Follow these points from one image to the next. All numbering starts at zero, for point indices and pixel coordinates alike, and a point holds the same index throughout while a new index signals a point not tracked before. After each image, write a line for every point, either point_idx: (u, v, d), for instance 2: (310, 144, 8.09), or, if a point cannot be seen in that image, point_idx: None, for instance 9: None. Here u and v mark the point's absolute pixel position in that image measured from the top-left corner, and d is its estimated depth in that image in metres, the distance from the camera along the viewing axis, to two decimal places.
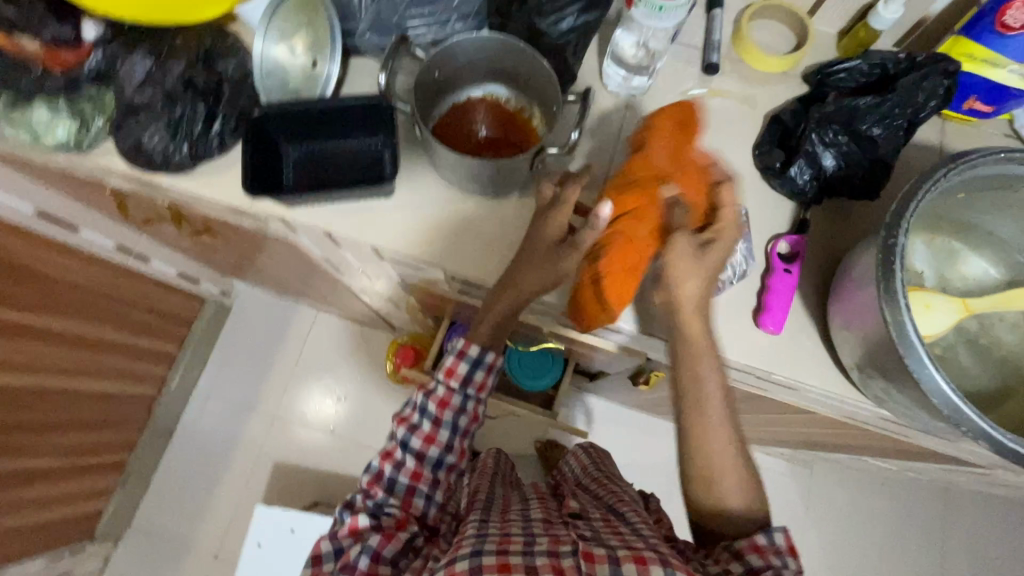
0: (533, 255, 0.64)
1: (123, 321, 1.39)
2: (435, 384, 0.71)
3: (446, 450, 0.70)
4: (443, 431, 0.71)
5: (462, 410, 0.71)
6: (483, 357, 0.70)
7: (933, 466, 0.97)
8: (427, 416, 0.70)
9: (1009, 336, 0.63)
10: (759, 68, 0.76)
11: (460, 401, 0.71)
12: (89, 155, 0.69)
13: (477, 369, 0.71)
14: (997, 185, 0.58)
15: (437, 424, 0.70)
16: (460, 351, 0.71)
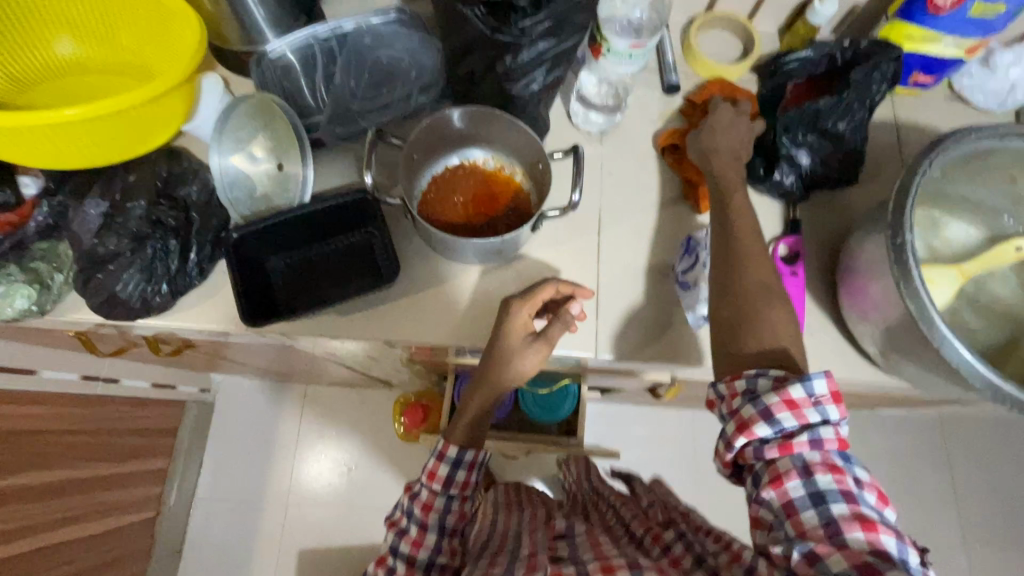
0: (505, 354, 0.62)
1: (105, 451, 1.29)
2: (417, 486, 0.62)
3: (437, 553, 0.61)
4: (430, 533, 0.61)
5: (448, 510, 0.62)
6: (467, 453, 0.62)
7: (945, 407, 1.02)
8: (412, 520, 0.61)
9: (1003, 289, 0.67)
10: (715, 79, 0.78)
11: (444, 503, 0.61)
12: (53, 315, 0.62)
13: (459, 468, 0.61)
14: (971, 159, 0.61)
15: (424, 527, 0.62)
16: (439, 453, 0.62)
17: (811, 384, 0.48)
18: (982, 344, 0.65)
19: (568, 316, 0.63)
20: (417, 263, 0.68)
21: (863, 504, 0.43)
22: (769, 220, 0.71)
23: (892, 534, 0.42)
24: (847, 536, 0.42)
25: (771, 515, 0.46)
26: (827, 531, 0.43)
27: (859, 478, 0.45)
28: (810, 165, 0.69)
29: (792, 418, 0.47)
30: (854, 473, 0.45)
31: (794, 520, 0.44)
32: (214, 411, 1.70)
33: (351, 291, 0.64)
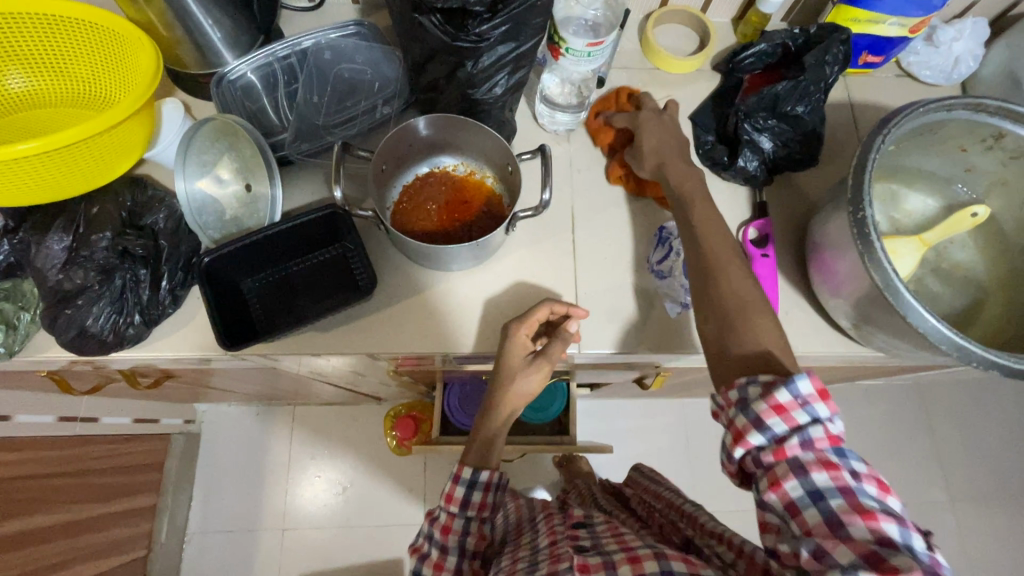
0: (509, 376, 0.65)
1: (88, 492, 1.25)
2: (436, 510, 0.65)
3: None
4: (458, 521, 0.63)
5: (466, 531, 0.64)
6: (482, 473, 0.64)
7: (921, 373, 1.05)
8: (433, 544, 0.63)
9: (962, 255, 0.70)
10: (674, 72, 0.79)
11: (462, 524, 0.63)
12: (22, 356, 0.61)
13: (475, 489, 0.64)
14: (922, 133, 0.63)
15: (445, 550, 0.63)
16: (454, 475, 0.64)
17: (795, 385, 0.46)
18: (948, 310, 0.67)
19: (567, 332, 0.65)
20: (395, 272, 0.68)
21: (863, 497, 0.41)
22: (737, 206, 0.73)
23: (893, 521, 0.40)
24: (849, 530, 0.40)
25: (778, 518, 0.44)
26: (830, 526, 0.41)
27: (856, 470, 0.43)
28: (773, 148, 0.71)
29: (781, 422, 0.45)
30: (852, 467, 0.43)
31: (799, 520, 0.42)
32: (201, 441, 1.67)
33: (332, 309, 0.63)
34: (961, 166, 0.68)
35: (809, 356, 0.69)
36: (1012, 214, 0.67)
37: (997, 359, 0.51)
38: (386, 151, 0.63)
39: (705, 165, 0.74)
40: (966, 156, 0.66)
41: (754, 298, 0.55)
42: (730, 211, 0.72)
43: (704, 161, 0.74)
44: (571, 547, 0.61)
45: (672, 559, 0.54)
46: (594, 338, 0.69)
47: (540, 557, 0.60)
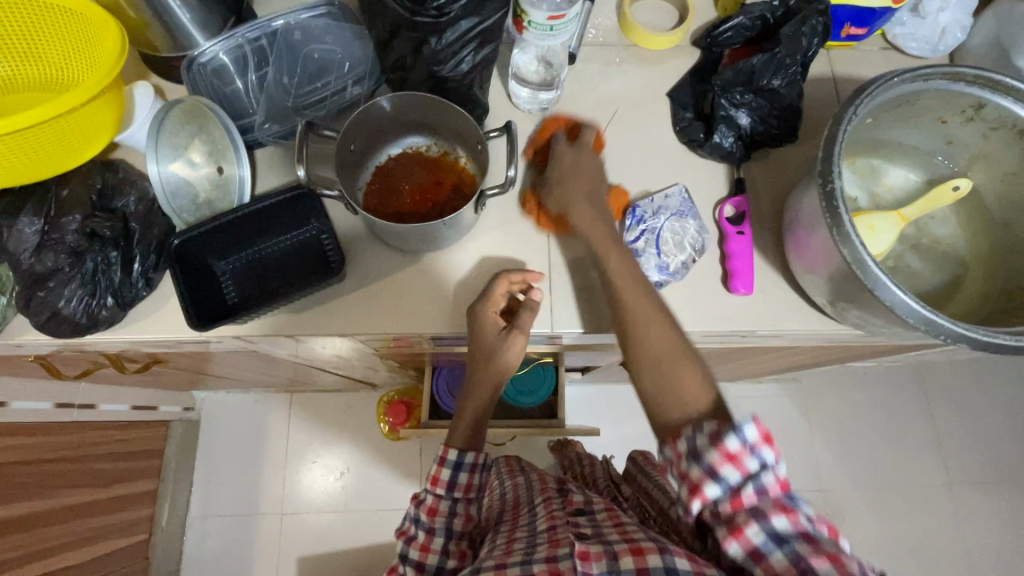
0: (483, 357, 0.66)
1: (87, 477, 1.27)
2: (423, 493, 0.67)
3: (445, 556, 0.64)
4: (444, 503, 0.66)
5: (453, 513, 0.65)
6: (467, 456, 0.67)
7: (911, 354, 1.04)
8: (420, 526, 0.65)
9: (943, 230, 0.68)
10: (653, 47, 0.78)
11: (449, 505, 0.65)
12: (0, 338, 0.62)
13: (461, 469, 0.67)
14: (900, 104, 0.62)
15: (431, 533, 0.64)
16: (439, 457, 0.67)
17: (743, 431, 0.45)
18: (928, 287, 0.66)
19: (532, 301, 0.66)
20: (368, 254, 0.68)
21: (822, 541, 0.42)
22: (715, 183, 0.72)
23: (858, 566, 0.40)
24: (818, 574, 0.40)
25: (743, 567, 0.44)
26: (797, 571, 0.40)
27: (809, 515, 0.44)
28: (750, 124, 0.69)
29: (735, 471, 0.45)
30: (805, 512, 0.43)
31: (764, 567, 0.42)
32: (201, 428, 1.69)
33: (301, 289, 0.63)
34: (942, 139, 0.66)
35: (785, 334, 0.69)
36: (994, 188, 0.66)
37: (967, 334, 0.50)
38: (353, 133, 0.62)
39: (682, 142, 0.73)
40: (946, 129, 0.64)
41: (681, 352, 0.54)
42: (706, 189, 0.72)
43: (681, 138, 0.74)
44: (571, 532, 0.59)
45: (678, 556, 0.47)
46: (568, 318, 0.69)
47: (535, 542, 0.58)
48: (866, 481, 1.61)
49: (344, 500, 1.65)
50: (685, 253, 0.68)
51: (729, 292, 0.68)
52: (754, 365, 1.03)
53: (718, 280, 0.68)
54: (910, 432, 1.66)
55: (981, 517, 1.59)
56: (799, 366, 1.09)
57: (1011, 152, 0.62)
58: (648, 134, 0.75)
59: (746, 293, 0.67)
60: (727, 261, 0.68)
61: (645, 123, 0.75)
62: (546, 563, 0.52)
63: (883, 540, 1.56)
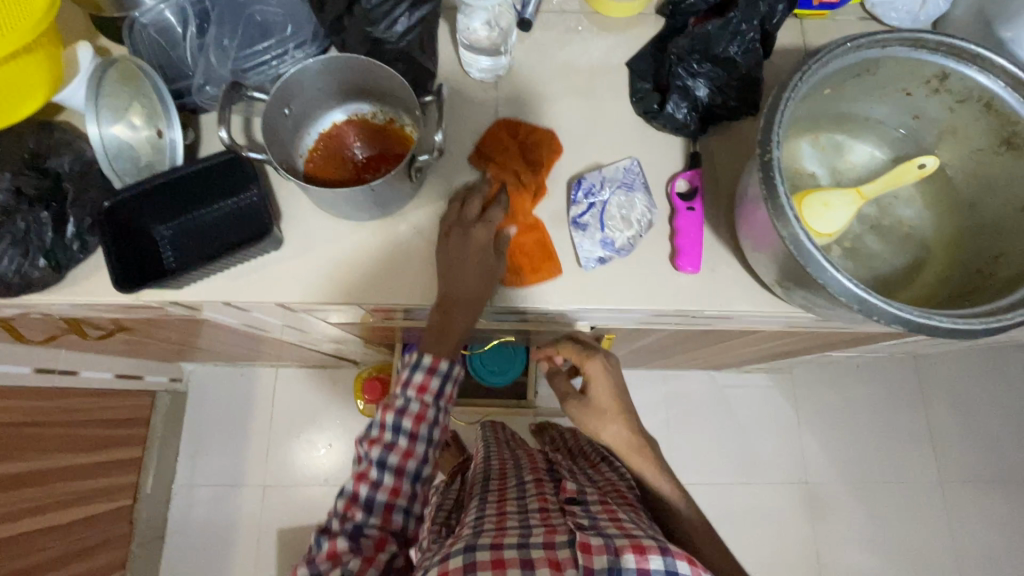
0: (471, 277, 0.63)
1: (67, 443, 1.30)
2: (405, 399, 0.68)
3: (424, 463, 0.67)
4: (407, 480, 0.66)
5: (436, 422, 0.68)
6: (455, 367, 0.70)
7: (890, 343, 1.00)
8: (401, 432, 0.67)
9: (908, 211, 0.65)
10: (616, 14, 0.74)
11: (434, 414, 0.68)
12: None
13: (447, 381, 0.69)
14: (859, 73, 0.58)
15: (413, 439, 0.67)
16: (430, 367, 0.68)
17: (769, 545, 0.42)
18: (885, 270, 0.63)
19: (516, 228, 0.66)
20: (309, 223, 0.67)
21: None
22: (670, 158, 0.69)
23: None
24: None
25: None
26: None
27: None
28: (708, 96, 0.66)
29: None
30: None
31: None
32: (188, 399, 1.72)
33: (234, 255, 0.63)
34: (909, 112, 0.62)
35: (735, 315, 0.66)
36: (961, 166, 0.62)
37: (899, 314, 0.47)
38: (287, 95, 0.61)
39: (638, 113, 0.71)
40: (913, 101, 0.60)
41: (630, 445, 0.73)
42: (660, 163, 0.69)
43: (637, 109, 0.71)
44: (568, 521, 0.59)
45: (676, 557, 0.51)
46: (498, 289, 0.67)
47: (532, 524, 0.59)
48: (851, 475, 1.57)
49: (326, 474, 1.67)
50: (632, 229, 0.66)
51: (676, 270, 0.66)
52: (724, 350, 1.00)
53: (665, 258, 0.66)
54: (902, 426, 1.61)
55: (970, 516, 1.55)
56: (774, 353, 1.06)
57: (979, 127, 0.58)
58: (603, 106, 0.72)
59: (693, 272, 0.65)
60: (675, 238, 0.65)
61: (601, 95, 0.72)
62: (545, 550, 0.54)
63: (866, 535, 1.53)
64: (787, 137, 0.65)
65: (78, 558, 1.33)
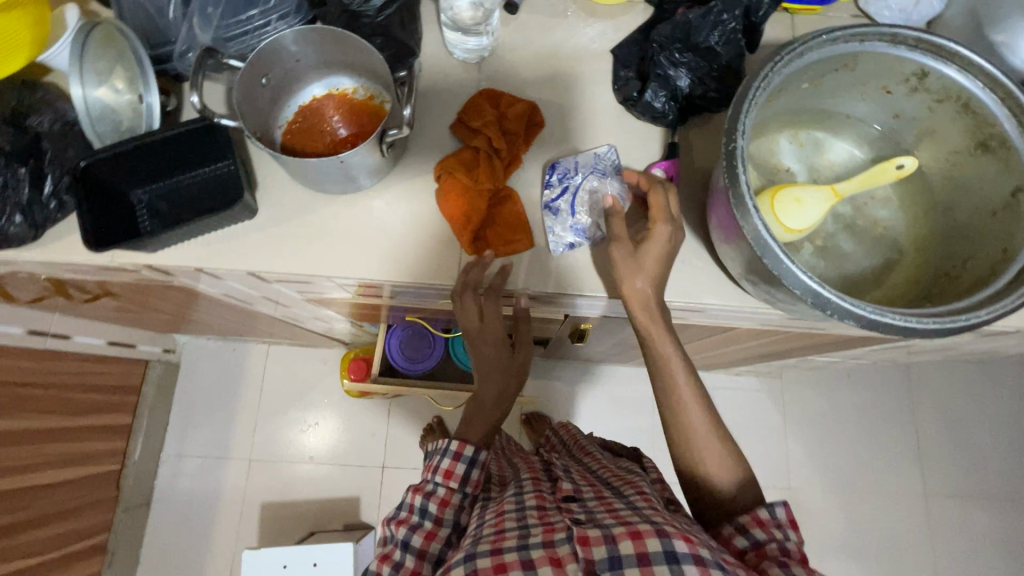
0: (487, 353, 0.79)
1: (58, 404, 1.32)
2: (432, 485, 0.68)
3: (447, 545, 0.64)
4: (444, 527, 0.65)
5: (463, 507, 0.67)
6: (481, 452, 0.71)
7: (873, 350, 0.99)
8: (427, 516, 0.65)
9: (884, 212, 0.64)
10: (604, 2, 0.73)
11: (460, 499, 0.68)
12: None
13: (473, 465, 0.70)
14: (837, 67, 0.57)
15: (438, 523, 0.65)
16: (455, 452, 0.69)
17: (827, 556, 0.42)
18: (856, 269, 0.62)
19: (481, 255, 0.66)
20: (284, 195, 0.68)
21: None
22: (646, 147, 0.69)
23: None
24: None
25: None
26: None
27: None
28: (688, 86, 0.66)
29: None
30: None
31: None
32: (180, 370, 1.75)
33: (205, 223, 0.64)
34: (888, 110, 0.61)
35: (702, 308, 0.66)
36: (938, 169, 0.61)
37: (852, 310, 0.47)
38: (263, 66, 0.62)
39: (618, 101, 0.70)
40: (892, 100, 0.60)
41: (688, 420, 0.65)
42: (636, 152, 0.69)
43: (617, 97, 0.70)
44: (564, 516, 0.57)
45: (674, 538, 0.49)
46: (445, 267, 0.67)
47: (530, 521, 0.57)
48: (836, 484, 1.56)
49: (311, 451, 1.69)
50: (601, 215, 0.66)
51: None
52: (703, 347, 1.00)
53: None
54: (891, 437, 1.60)
55: (952, 532, 1.54)
56: (755, 353, 1.06)
57: (956, 128, 0.57)
58: (583, 93, 0.72)
59: None
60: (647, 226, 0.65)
61: (582, 81, 0.72)
62: (545, 548, 0.52)
63: (846, 544, 1.53)
64: (764, 131, 0.64)
65: (66, 518, 1.36)
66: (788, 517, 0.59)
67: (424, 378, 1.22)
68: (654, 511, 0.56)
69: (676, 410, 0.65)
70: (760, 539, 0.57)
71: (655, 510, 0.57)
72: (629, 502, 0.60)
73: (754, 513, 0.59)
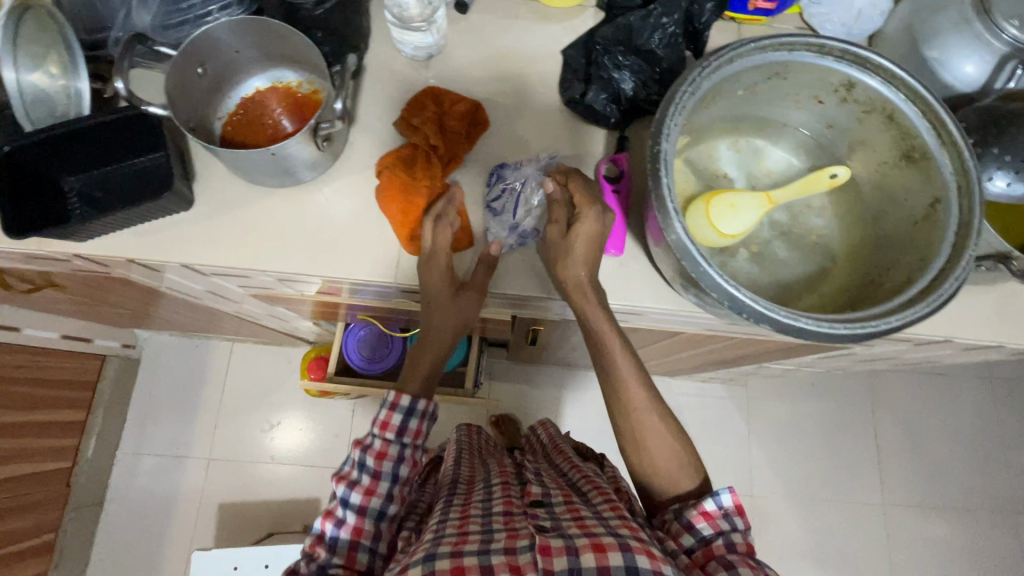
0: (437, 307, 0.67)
1: (8, 398, 1.28)
2: (369, 438, 0.64)
3: (389, 499, 0.62)
4: (383, 483, 0.63)
5: (402, 459, 0.64)
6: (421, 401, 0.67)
7: (822, 358, 1.01)
8: (365, 470, 0.62)
9: (818, 220, 0.65)
10: (555, 5, 0.74)
11: (398, 451, 0.64)
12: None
13: (411, 416, 0.66)
14: (769, 76, 0.58)
15: (377, 476, 0.63)
16: (391, 403, 0.65)
17: None
18: (790, 276, 0.63)
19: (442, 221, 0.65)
20: (222, 187, 0.67)
21: None
22: (590, 149, 0.70)
23: None
24: None
25: None
26: None
27: None
28: (633, 89, 0.66)
29: None
30: None
31: None
32: (140, 367, 1.71)
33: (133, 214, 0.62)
34: (821, 120, 0.63)
35: (641, 311, 0.67)
36: (869, 179, 0.62)
37: (765, 313, 0.48)
38: (200, 55, 0.61)
39: (563, 103, 0.70)
40: (825, 110, 0.61)
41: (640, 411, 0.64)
42: (579, 154, 0.69)
43: (563, 99, 0.71)
44: (530, 522, 0.53)
45: (638, 554, 0.48)
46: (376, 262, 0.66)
47: (495, 526, 0.53)
48: (796, 492, 1.58)
49: (273, 451, 1.66)
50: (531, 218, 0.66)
51: None
52: (656, 351, 1.00)
53: None
54: (851, 446, 1.62)
55: (908, 541, 1.56)
56: (709, 359, 1.06)
57: (884, 139, 0.59)
58: (530, 93, 0.72)
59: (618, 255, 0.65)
60: None
61: (529, 82, 0.72)
62: (506, 554, 0.48)
63: (805, 552, 1.54)
64: (703, 137, 0.65)
65: (11, 518, 1.32)
66: (734, 506, 0.59)
67: (381, 377, 1.21)
68: (621, 521, 0.54)
69: (629, 414, 0.64)
70: (706, 535, 0.57)
71: (621, 519, 0.54)
72: (597, 510, 0.57)
73: (699, 505, 0.59)
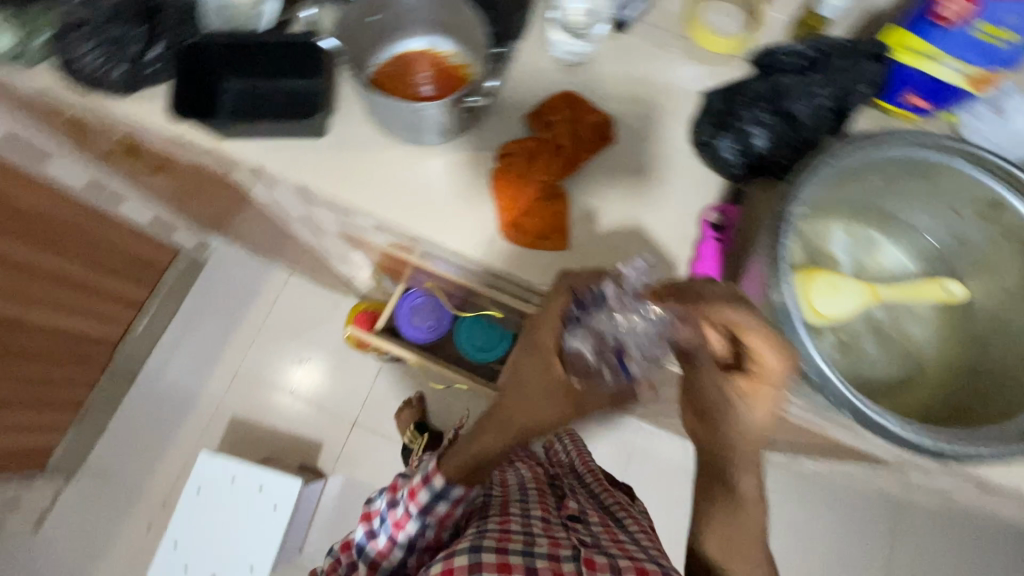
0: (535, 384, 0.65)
1: (95, 260, 1.39)
2: (394, 499, 0.60)
3: (402, 566, 0.62)
4: (397, 549, 0.61)
5: (421, 533, 0.60)
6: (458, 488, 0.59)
7: (867, 473, 0.96)
8: (384, 532, 0.60)
9: (918, 329, 0.62)
10: (711, 50, 0.75)
11: (417, 526, 0.59)
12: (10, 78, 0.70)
13: (443, 500, 0.59)
14: (912, 173, 0.58)
15: (392, 543, 0.60)
16: (424, 477, 0.59)
17: None
18: (873, 374, 0.61)
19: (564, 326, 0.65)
20: (355, 130, 0.71)
21: None
22: (704, 192, 0.70)
23: None
24: None
25: None
26: None
27: None
28: (764, 147, 0.66)
29: None
30: None
31: None
32: (203, 270, 1.82)
33: (274, 126, 0.68)
34: (950, 230, 0.61)
35: None
36: (987, 303, 0.60)
37: (851, 400, 0.52)
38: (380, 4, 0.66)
39: (691, 143, 0.71)
40: (958, 222, 0.60)
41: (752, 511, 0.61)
42: (692, 195, 0.70)
43: (691, 139, 0.71)
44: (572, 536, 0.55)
45: None
46: (473, 243, 0.69)
47: (537, 531, 0.55)
48: None
49: (295, 385, 1.73)
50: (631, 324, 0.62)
51: None
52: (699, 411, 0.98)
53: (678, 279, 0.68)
54: None
55: None
56: None
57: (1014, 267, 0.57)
58: (661, 125, 0.73)
59: None
60: (693, 261, 0.68)
61: (663, 114, 0.73)
62: (549, 561, 0.51)
63: None
64: (822, 214, 0.63)
65: (59, 370, 1.42)
66: None
67: (415, 347, 1.22)
68: (659, 553, 0.55)
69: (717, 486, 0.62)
70: None
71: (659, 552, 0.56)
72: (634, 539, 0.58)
73: None
